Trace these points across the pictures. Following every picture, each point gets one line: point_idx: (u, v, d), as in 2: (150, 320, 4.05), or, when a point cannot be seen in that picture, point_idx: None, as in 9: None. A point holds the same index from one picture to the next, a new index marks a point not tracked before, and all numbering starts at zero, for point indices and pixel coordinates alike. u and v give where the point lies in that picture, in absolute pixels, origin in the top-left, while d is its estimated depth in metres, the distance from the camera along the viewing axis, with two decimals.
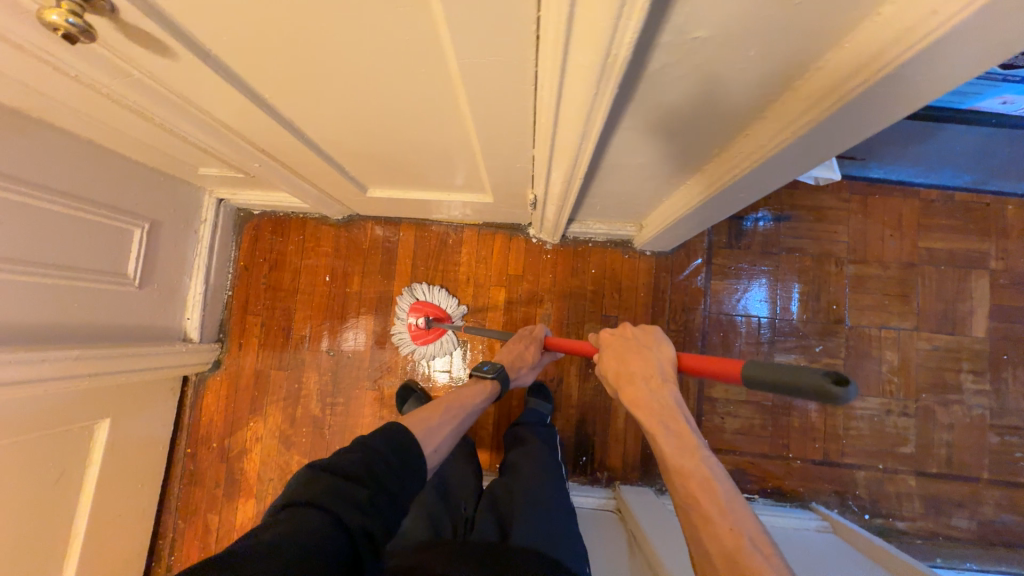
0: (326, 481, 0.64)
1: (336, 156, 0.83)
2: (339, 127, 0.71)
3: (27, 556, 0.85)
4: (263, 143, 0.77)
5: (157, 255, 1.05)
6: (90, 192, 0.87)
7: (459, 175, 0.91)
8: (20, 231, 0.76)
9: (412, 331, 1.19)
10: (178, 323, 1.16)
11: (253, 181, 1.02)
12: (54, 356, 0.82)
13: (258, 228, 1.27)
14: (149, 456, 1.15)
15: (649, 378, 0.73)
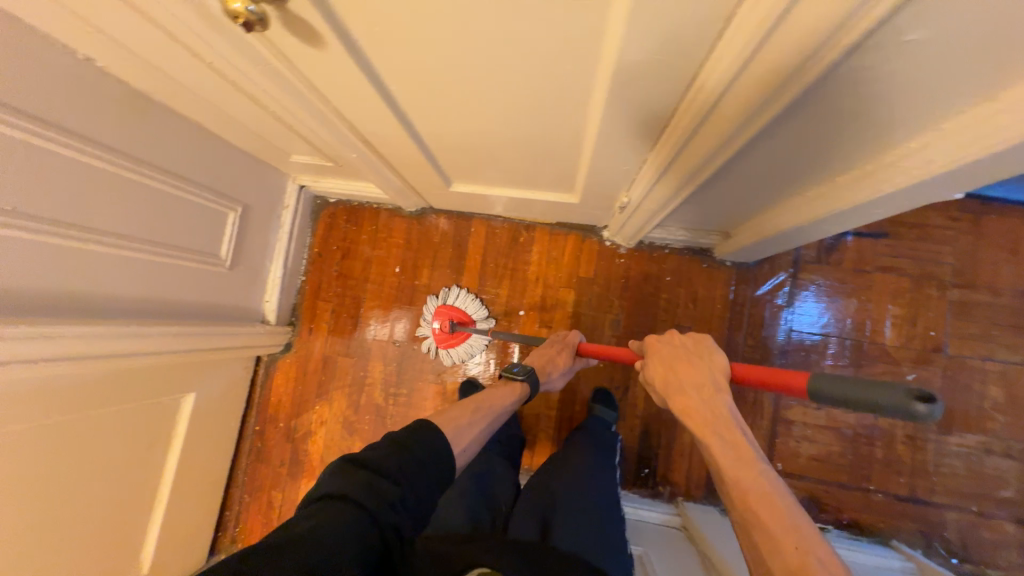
0: (360, 475, 0.59)
1: (436, 149, 0.83)
2: (452, 120, 0.71)
3: (122, 514, 0.90)
4: (370, 134, 0.77)
5: (246, 237, 1.08)
6: (195, 174, 0.90)
7: (553, 173, 0.89)
8: (135, 208, 0.80)
9: (436, 332, 1.21)
10: (257, 304, 1.19)
11: (341, 170, 1.03)
12: (155, 331, 0.86)
13: (333, 216, 1.30)
14: (223, 430, 1.19)
15: (701, 387, 0.65)
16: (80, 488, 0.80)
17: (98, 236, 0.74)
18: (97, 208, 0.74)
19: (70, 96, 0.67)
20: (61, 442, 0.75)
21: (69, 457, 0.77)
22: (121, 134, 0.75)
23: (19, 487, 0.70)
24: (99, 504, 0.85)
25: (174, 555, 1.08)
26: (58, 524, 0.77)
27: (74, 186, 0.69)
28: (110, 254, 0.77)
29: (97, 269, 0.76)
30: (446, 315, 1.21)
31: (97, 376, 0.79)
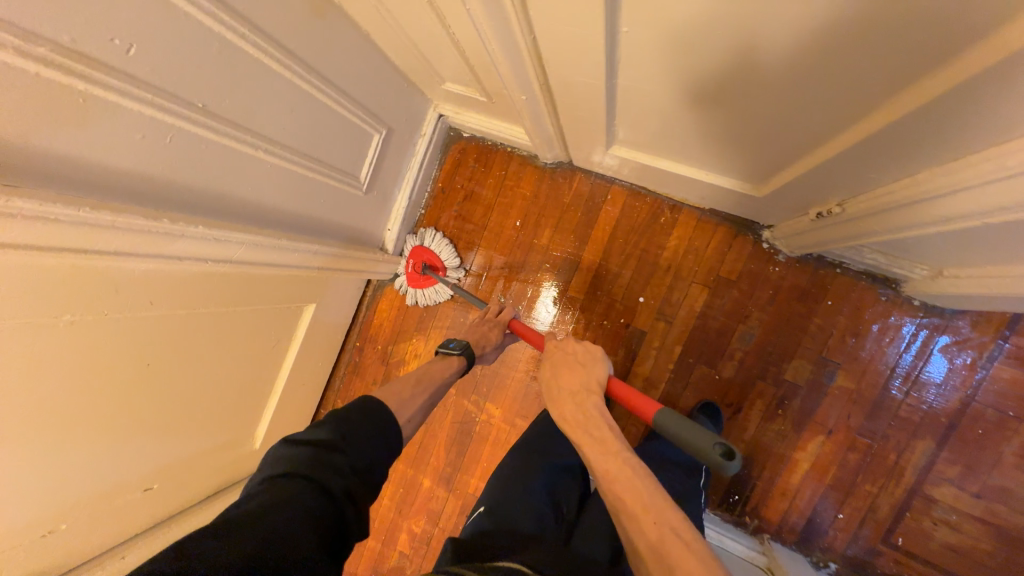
0: (306, 449, 0.61)
1: (624, 107, 0.70)
2: (671, 78, 0.57)
3: (240, 399, 1.00)
4: (557, 77, 0.66)
5: (383, 163, 1.05)
6: (355, 90, 0.86)
7: (750, 162, 0.73)
8: (301, 121, 0.78)
9: (409, 273, 1.24)
10: (379, 231, 1.19)
11: (494, 108, 0.94)
12: (296, 247, 0.88)
13: (464, 152, 1.23)
14: (331, 341, 1.27)
15: (579, 395, 0.69)
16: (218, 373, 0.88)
17: (268, 147, 0.73)
18: (271, 117, 0.72)
19: None
20: (209, 331, 0.83)
21: (213, 343, 0.85)
22: (302, 39, 0.71)
23: (170, 364, 0.78)
24: (224, 389, 0.94)
25: (280, 438, 1.21)
26: (192, 400, 0.86)
27: (256, 92, 0.67)
28: (275, 165, 0.77)
29: (262, 179, 0.76)
30: (419, 257, 1.22)
31: (238, 279, 0.82)
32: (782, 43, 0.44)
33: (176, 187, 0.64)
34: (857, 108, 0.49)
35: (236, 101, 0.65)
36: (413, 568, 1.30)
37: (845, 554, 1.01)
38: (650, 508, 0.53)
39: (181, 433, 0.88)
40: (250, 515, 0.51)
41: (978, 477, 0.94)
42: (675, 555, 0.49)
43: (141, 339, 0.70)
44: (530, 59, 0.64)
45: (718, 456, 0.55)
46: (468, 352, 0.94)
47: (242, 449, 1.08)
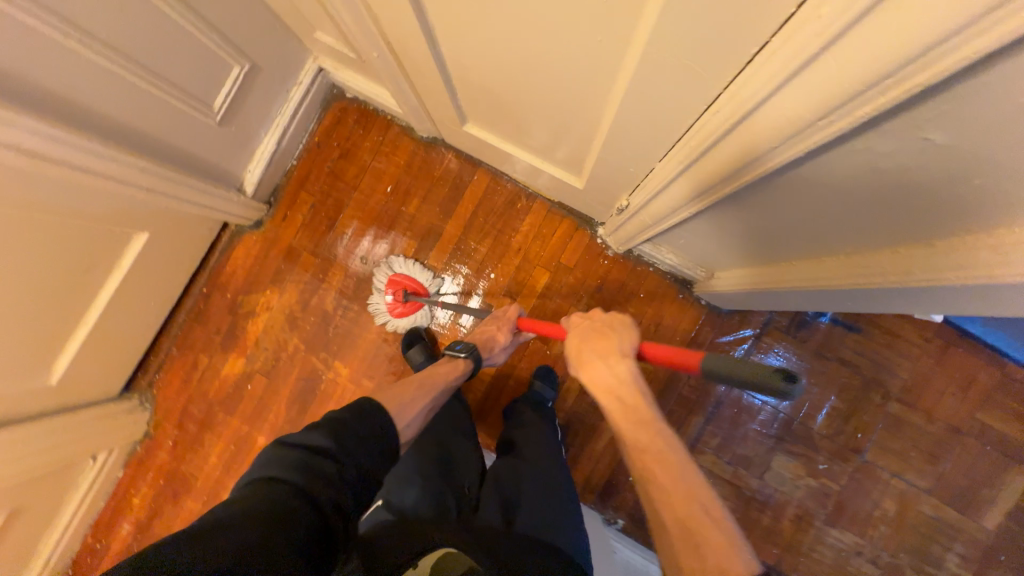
0: (296, 455, 0.59)
1: (460, 82, 0.79)
2: (480, 52, 0.67)
3: (37, 324, 0.91)
4: (396, 37, 0.74)
5: (245, 100, 1.03)
6: (215, 17, 0.85)
7: (564, 151, 0.86)
8: (145, 31, 0.75)
9: (390, 306, 1.20)
10: (239, 172, 1.15)
11: (365, 68, 0.99)
12: (119, 161, 0.83)
13: (344, 112, 1.24)
14: (170, 280, 1.19)
15: (613, 359, 0.68)
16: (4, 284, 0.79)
17: (96, 45, 0.70)
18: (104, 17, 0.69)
19: None
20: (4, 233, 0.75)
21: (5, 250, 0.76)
22: None
23: None
24: (21, 307, 0.85)
25: (88, 375, 1.10)
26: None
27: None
28: (102, 66, 0.73)
29: (85, 78, 0.72)
30: (398, 284, 1.19)
31: (45, 181, 0.76)
32: (537, 27, 0.54)
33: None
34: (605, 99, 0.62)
35: None
36: None
37: (628, 510, 1.18)
38: (682, 488, 0.56)
39: None
40: (236, 525, 0.49)
41: (731, 448, 1.16)
42: (699, 527, 0.54)
43: None
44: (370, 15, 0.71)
45: (778, 382, 0.43)
46: (475, 357, 0.94)
47: (32, 380, 0.96)
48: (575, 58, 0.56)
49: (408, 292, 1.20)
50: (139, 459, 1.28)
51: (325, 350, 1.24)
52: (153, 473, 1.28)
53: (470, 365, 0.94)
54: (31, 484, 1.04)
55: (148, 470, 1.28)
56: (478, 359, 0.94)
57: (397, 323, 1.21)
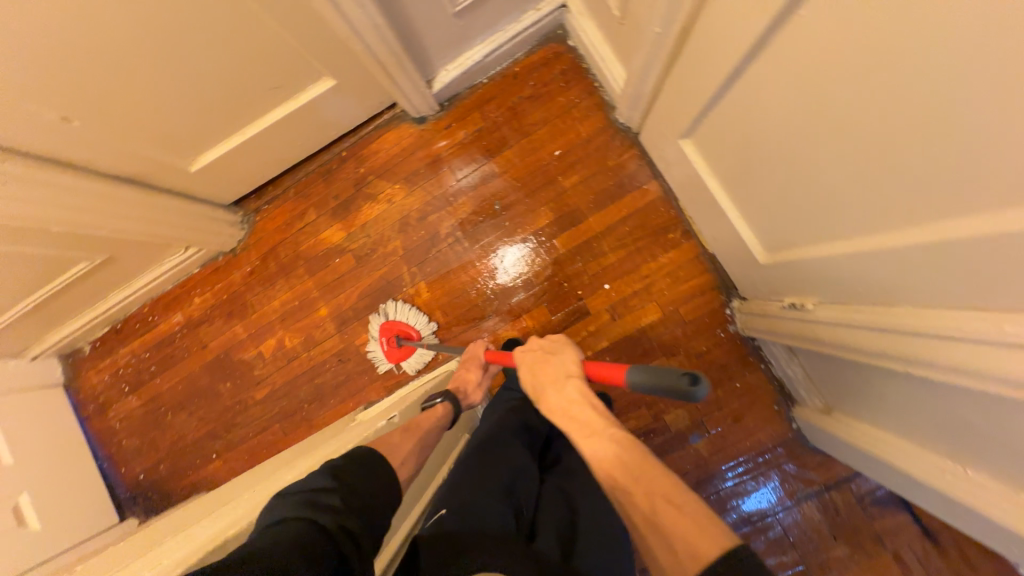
0: (295, 496, 0.53)
1: (730, 105, 0.71)
2: (794, 99, 0.58)
3: (198, 106, 0.90)
4: (705, 27, 0.66)
5: (487, 3, 0.97)
6: None
7: (781, 225, 0.78)
8: None
9: (387, 352, 1.24)
10: (437, 65, 1.10)
11: (620, 31, 0.91)
12: (355, 10, 0.81)
13: (556, 56, 1.17)
14: (322, 131, 1.17)
15: (556, 384, 0.72)
16: (197, 59, 0.81)
17: None
18: None
19: None
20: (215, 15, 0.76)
21: (210, 27, 0.77)
22: None
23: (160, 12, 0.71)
24: (190, 79, 0.84)
25: (218, 178, 1.13)
26: (154, 66, 0.78)
27: None
28: None
29: None
30: (392, 332, 1.22)
31: None
32: (895, 119, 0.47)
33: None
34: (911, 223, 0.53)
35: None
36: (265, 370, 1.33)
37: None
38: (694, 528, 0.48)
39: (130, 88, 0.80)
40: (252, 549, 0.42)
41: None
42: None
43: None
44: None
45: (684, 382, 0.53)
46: (450, 398, 0.88)
47: (177, 157, 1.00)
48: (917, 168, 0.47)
49: (401, 338, 1.23)
50: (214, 268, 1.34)
51: (419, 267, 1.24)
52: (219, 285, 1.34)
53: (451, 407, 0.88)
54: (130, 243, 1.09)
55: (218, 280, 1.34)
56: (454, 399, 0.89)
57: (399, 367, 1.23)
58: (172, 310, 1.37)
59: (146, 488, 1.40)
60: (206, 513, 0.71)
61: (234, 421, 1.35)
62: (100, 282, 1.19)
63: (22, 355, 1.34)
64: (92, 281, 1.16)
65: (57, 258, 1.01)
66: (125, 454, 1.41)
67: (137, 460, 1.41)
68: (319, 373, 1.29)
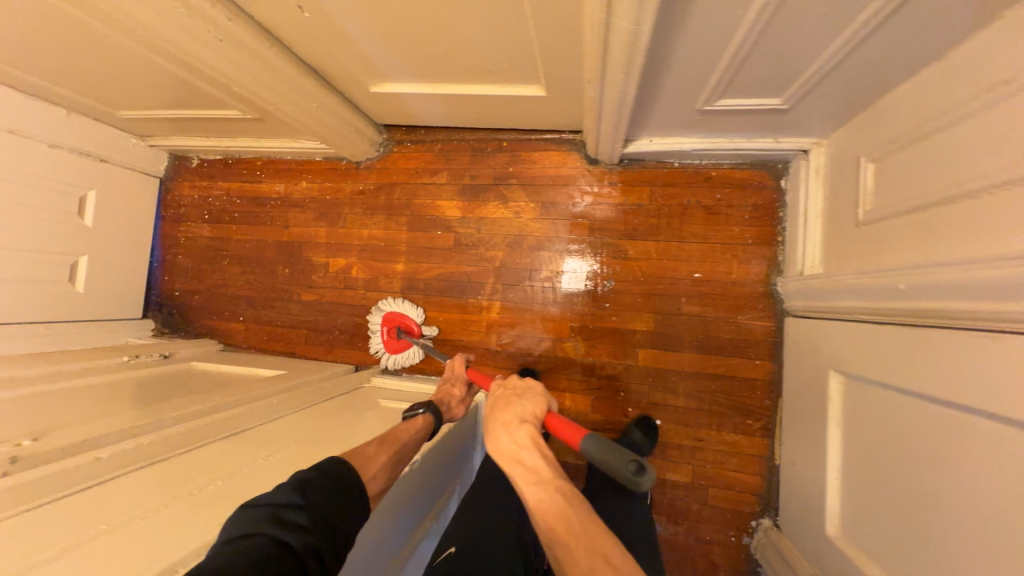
0: (257, 509, 0.50)
1: (920, 411, 0.62)
2: (995, 488, 0.50)
3: (417, 55, 0.87)
4: (970, 342, 0.55)
5: (738, 118, 0.86)
6: (834, 76, 0.69)
7: (866, 527, 0.72)
8: (780, 36, 0.62)
9: (384, 341, 1.24)
10: (644, 132, 1.01)
11: (852, 234, 0.81)
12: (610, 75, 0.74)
13: (760, 188, 1.05)
14: (500, 119, 1.12)
15: (511, 428, 0.65)
16: (440, 28, 0.77)
17: (737, 19, 0.59)
18: (784, 9, 0.56)
19: None
20: (483, 11, 0.71)
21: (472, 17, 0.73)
22: (925, 9, 0.53)
23: None
24: (426, 37, 0.80)
25: (388, 106, 1.11)
26: (401, 16, 0.75)
27: None
28: (710, 31, 0.62)
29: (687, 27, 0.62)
30: (395, 322, 1.24)
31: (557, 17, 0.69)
32: None
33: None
34: None
35: None
36: (322, 279, 1.35)
37: None
38: None
39: (371, 20, 0.77)
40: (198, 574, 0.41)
41: None
42: None
43: None
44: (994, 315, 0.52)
45: (629, 470, 0.57)
46: (432, 409, 0.81)
47: (366, 77, 0.98)
48: None
49: (403, 330, 1.24)
50: (334, 169, 1.35)
51: (503, 287, 1.21)
52: (329, 185, 1.35)
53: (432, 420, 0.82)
54: (282, 118, 1.10)
55: (330, 180, 1.35)
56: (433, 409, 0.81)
57: (394, 358, 1.23)
58: (278, 178, 1.40)
59: (174, 304, 1.49)
60: (216, 429, 0.73)
61: (272, 302, 1.40)
62: (239, 129, 1.21)
63: (143, 139, 1.40)
64: (233, 125, 1.18)
65: (217, 99, 1.02)
66: (175, 267, 1.49)
67: (180, 277, 1.49)
68: (364, 314, 1.32)
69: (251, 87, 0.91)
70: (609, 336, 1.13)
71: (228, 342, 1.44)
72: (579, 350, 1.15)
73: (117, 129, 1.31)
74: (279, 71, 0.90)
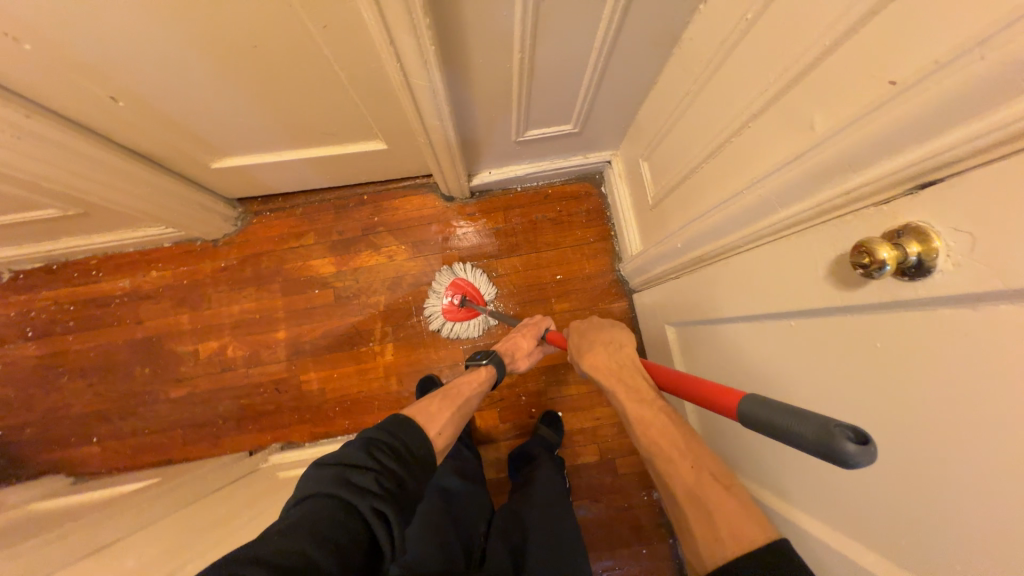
0: (331, 468, 0.55)
1: (780, 333, 0.59)
2: (750, 316, 0.66)
3: (249, 126, 0.91)
4: (781, 250, 0.56)
5: (547, 143, 1.06)
6: (596, 102, 0.91)
7: (716, 437, 0.87)
8: (545, 79, 0.80)
9: (446, 307, 1.21)
10: (483, 167, 1.17)
11: (648, 216, 1.03)
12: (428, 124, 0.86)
13: (587, 196, 1.28)
14: (353, 175, 1.20)
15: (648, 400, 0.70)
16: (265, 100, 0.83)
17: (506, 68, 0.75)
18: (538, 59, 0.74)
19: (656, 15, 0.67)
20: (302, 82, 0.80)
21: (293, 88, 0.81)
22: (624, 50, 0.75)
23: (251, 65, 0.74)
24: (254, 109, 0.86)
25: (234, 178, 1.12)
26: (222, 92, 0.79)
27: (549, 40, 0.70)
28: (490, 80, 0.77)
29: (472, 80, 0.76)
30: (460, 289, 1.21)
31: (372, 82, 0.80)
32: (786, 352, 0.58)
33: (455, 10, 0.60)
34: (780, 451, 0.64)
35: (538, 31, 0.67)
36: (194, 370, 1.25)
37: None
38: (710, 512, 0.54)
39: (191, 100, 0.80)
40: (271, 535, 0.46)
41: None
42: None
43: (258, 36, 0.67)
44: (789, 212, 0.53)
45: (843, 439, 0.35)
46: (495, 363, 0.92)
47: (200, 154, 0.98)
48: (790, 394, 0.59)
49: (467, 298, 1.20)
50: (188, 252, 1.28)
51: (393, 328, 1.24)
52: (185, 269, 1.28)
53: (496, 371, 0.93)
54: (112, 209, 1.04)
55: (185, 264, 1.28)
56: (497, 363, 0.93)
57: (451, 326, 1.21)
58: (120, 274, 1.28)
59: None
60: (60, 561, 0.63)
61: (136, 411, 1.24)
62: (62, 229, 1.11)
63: None
64: (53, 225, 1.08)
65: (24, 200, 0.94)
66: None
67: (1, 414, 1.24)
68: (249, 394, 1.24)
69: (68, 181, 0.87)
70: None
71: (79, 472, 1.21)
72: None
73: None
74: (96, 159, 0.86)
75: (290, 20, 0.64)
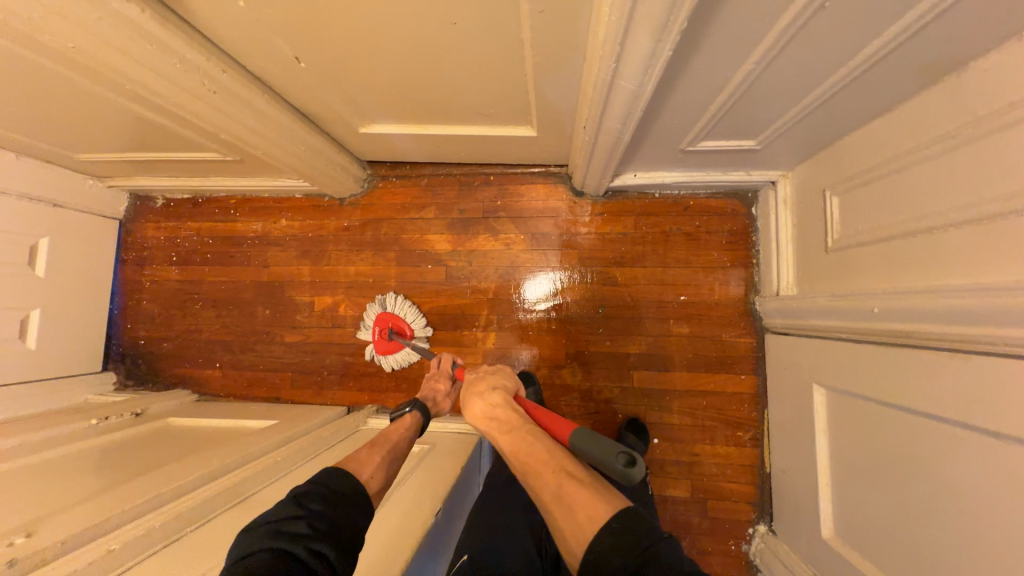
0: (258, 525, 0.52)
1: (931, 416, 0.64)
2: (883, 355, 0.73)
3: (411, 98, 0.87)
4: (1006, 368, 0.54)
5: (715, 155, 0.93)
6: (802, 123, 0.77)
7: (853, 517, 0.80)
8: (760, 93, 0.68)
9: (375, 340, 1.22)
10: (628, 168, 1.07)
11: (821, 259, 0.90)
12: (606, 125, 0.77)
13: (733, 215, 1.14)
14: (488, 155, 1.14)
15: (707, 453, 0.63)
16: (439, 76, 0.79)
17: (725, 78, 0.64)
18: (767, 72, 0.63)
19: (955, 38, 0.53)
20: (485, 63, 0.73)
21: (472, 68, 0.75)
22: (881, 74, 0.61)
23: (440, 41, 0.68)
24: (423, 83, 0.81)
25: (374, 144, 1.11)
26: (400, 64, 0.75)
27: (797, 53, 0.58)
28: (700, 87, 0.67)
29: (680, 84, 0.66)
30: (384, 324, 1.21)
31: (559, 72, 0.73)
32: (905, 391, 0.68)
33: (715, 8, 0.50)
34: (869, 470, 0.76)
35: (791, 43, 0.56)
36: (308, 319, 1.31)
37: None
38: None
39: (368, 68, 0.77)
40: None
41: None
42: None
43: (464, 13, 0.61)
44: (978, 292, 0.57)
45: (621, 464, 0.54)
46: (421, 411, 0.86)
47: (354, 117, 0.97)
48: (898, 423, 0.70)
49: (393, 331, 1.22)
50: (316, 207, 1.32)
51: (499, 318, 1.22)
52: (311, 222, 1.32)
53: (422, 418, 0.86)
54: (263, 160, 1.07)
55: (312, 217, 1.32)
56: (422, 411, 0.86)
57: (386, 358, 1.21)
58: (254, 217, 1.35)
59: (138, 354, 1.39)
60: (212, 508, 0.68)
61: (253, 346, 1.34)
62: (215, 170, 1.17)
63: (102, 180, 1.31)
64: (208, 166, 1.14)
65: (194, 142, 0.99)
66: (138, 313, 1.39)
67: (145, 324, 1.39)
68: (353, 352, 1.29)
69: (237, 133, 0.89)
70: (607, 359, 1.17)
71: (202, 390, 1.35)
72: (577, 375, 1.18)
73: (72, 171, 1.22)
74: (266, 115, 0.87)
75: (504, 0, 0.58)
